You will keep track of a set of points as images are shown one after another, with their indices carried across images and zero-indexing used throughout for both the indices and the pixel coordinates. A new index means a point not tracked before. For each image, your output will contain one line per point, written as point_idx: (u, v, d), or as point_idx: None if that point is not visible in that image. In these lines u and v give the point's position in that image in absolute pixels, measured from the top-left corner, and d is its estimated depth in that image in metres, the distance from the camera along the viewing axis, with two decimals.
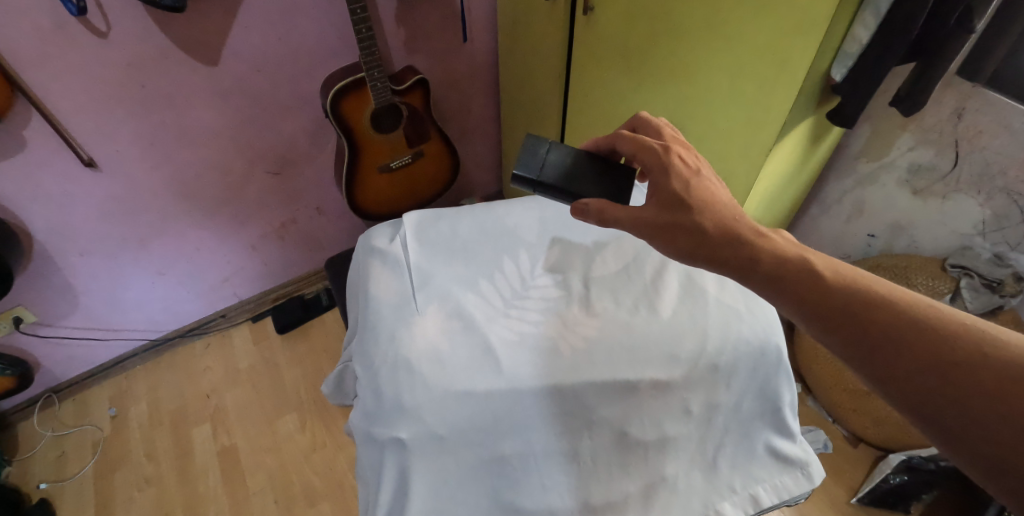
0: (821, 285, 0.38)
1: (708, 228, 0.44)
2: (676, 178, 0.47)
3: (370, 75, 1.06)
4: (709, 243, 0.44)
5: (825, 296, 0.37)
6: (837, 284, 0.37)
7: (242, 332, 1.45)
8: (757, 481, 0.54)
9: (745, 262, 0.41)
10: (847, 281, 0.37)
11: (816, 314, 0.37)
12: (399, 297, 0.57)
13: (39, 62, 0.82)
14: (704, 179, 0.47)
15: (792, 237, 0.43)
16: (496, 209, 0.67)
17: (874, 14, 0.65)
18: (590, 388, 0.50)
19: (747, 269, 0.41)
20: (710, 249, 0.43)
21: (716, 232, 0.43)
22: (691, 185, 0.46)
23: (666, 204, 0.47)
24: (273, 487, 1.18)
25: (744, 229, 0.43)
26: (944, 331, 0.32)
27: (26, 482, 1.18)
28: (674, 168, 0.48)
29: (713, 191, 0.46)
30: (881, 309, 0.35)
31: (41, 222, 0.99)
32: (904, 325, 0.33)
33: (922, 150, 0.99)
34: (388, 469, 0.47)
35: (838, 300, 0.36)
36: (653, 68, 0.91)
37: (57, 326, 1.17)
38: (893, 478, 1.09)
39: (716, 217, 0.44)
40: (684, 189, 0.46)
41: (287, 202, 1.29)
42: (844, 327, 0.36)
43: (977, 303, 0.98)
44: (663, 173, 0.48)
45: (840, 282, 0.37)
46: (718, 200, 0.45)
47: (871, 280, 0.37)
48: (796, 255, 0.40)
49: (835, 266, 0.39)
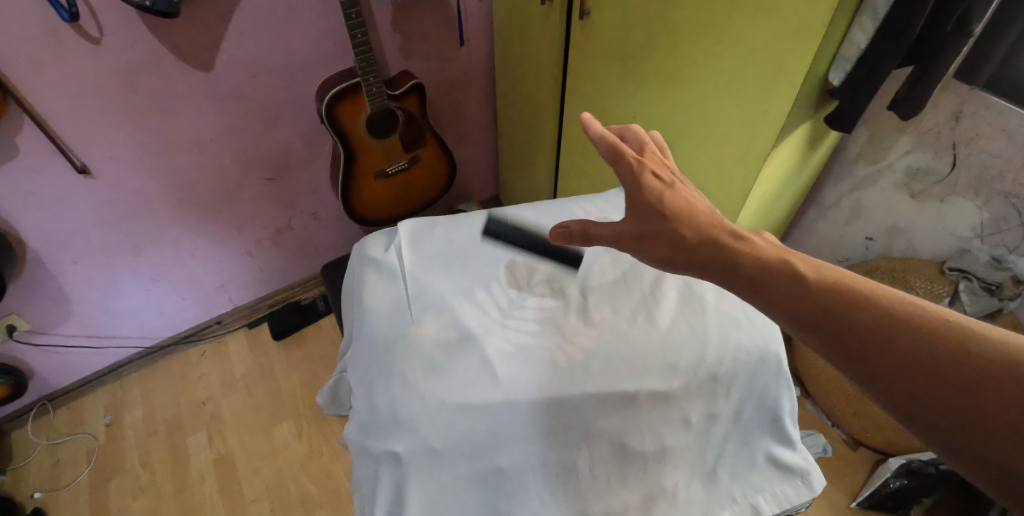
0: (805, 295, 0.36)
1: (690, 237, 0.43)
2: (649, 190, 0.46)
3: (366, 80, 1.05)
4: (691, 253, 0.43)
5: (811, 303, 0.36)
6: (822, 289, 0.36)
7: (238, 338, 1.44)
8: (757, 491, 0.53)
9: (724, 269, 0.40)
10: (831, 288, 0.36)
11: (802, 322, 0.36)
12: (392, 308, 0.56)
13: (32, 69, 0.81)
14: (680, 188, 0.46)
15: (775, 241, 0.41)
16: (492, 216, 0.66)
17: (871, 18, 0.65)
18: (587, 399, 0.49)
19: (729, 278, 0.40)
20: (694, 262, 0.42)
21: (698, 242, 0.42)
22: (667, 196, 0.46)
23: (644, 215, 0.46)
24: (270, 495, 1.17)
25: (725, 237, 0.42)
26: (934, 339, 0.31)
27: (20, 492, 1.17)
28: (646, 182, 0.46)
29: (691, 201, 0.45)
30: (871, 318, 0.34)
31: (35, 230, 0.98)
32: (895, 334, 0.32)
33: (920, 153, 0.99)
34: (385, 484, 0.47)
35: (823, 308, 0.35)
36: (651, 74, 0.90)
37: (52, 334, 1.16)
38: (893, 481, 1.08)
39: (699, 227, 0.43)
40: (660, 200, 0.45)
41: (283, 208, 1.28)
42: (830, 335, 0.35)
43: (976, 305, 0.98)
44: (636, 187, 0.47)
45: (824, 290, 0.36)
46: (699, 208, 0.45)
47: (856, 284, 0.36)
48: (776, 260, 0.39)
49: (819, 271, 0.37)
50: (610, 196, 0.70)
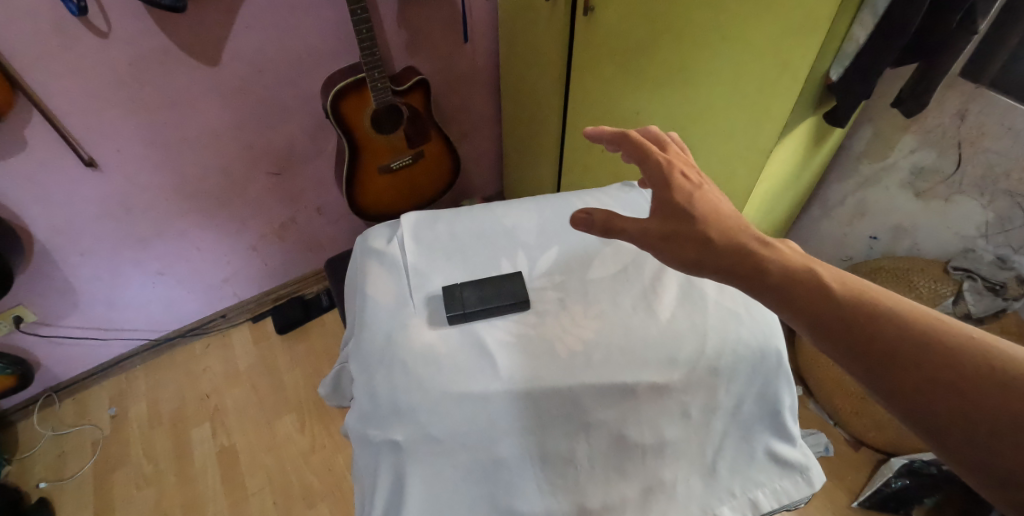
0: (828, 296, 0.36)
1: (713, 238, 0.43)
2: (677, 190, 0.46)
3: (370, 76, 1.05)
4: (714, 254, 0.42)
5: (833, 308, 0.36)
6: (845, 296, 0.36)
7: (243, 332, 1.45)
8: (756, 485, 0.53)
9: (744, 267, 0.40)
10: (854, 293, 0.36)
11: (822, 327, 0.36)
12: (395, 299, 0.56)
13: (41, 62, 0.82)
14: (707, 191, 0.47)
15: (799, 248, 0.42)
16: (494, 210, 0.66)
17: (871, 14, 0.64)
18: (587, 391, 0.50)
19: (753, 280, 0.40)
20: (715, 259, 0.42)
21: (720, 242, 0.42)
22: (695, 198, 0.46)
23: (668, 214, 0.46)
24: (272, 488, 1.18)
25: (748, 238, 0.42)
26: (953, 349, 0.31)
27: (25, 481, 1.18)
28: (675, 182, 0.47)
29: (717, 204, 0.45)
30: (891, 324, 0.34)
31: (42, 222, 0.99)
32: (914, 341, 0.33)
33: (924, 152, 0.99)
34: (384, 473, 0.47)
35: (845, 313, 0.35)
36: (655, 70, 0.90)
37: (58, 326, 1.17)
38: (895, 481, 1.08)
39: (722, 228, 0.43)
40: (687, 201, 0.45)
41: (287, 203, 1.29)
42: (846, 341, 0.35)
43: (980, 305, 0.97)
44: (666, 188, 0.47)
45: (847, 294, 0.36)
46: (724, 211, 0.45)
47: (881, 293, 0.36)
48: (801, 266, 0.39)
49: (841, 277, 0.38)
50: (612, 191, 0.70)
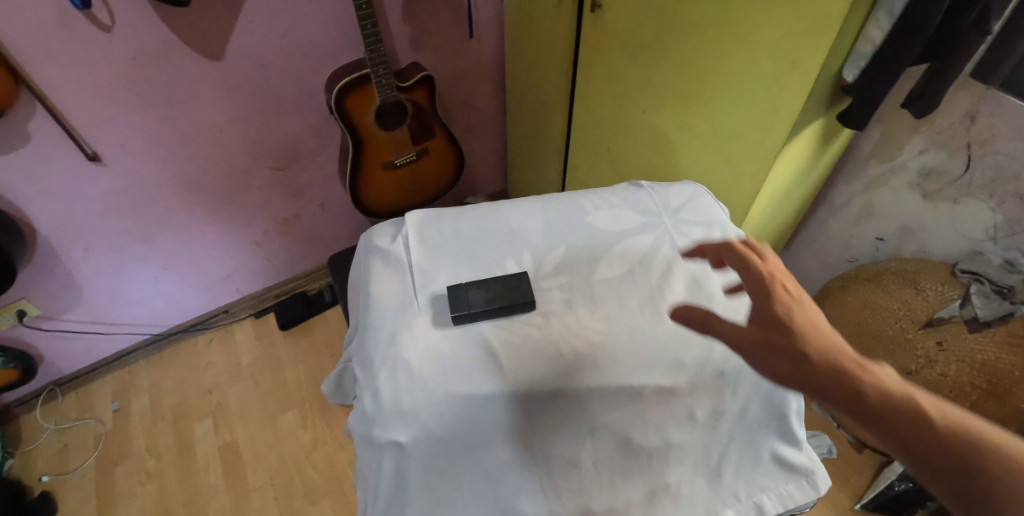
0: (960, 454, 0.31)
1: (820, 361, 0.37)
2: (776, 300, 0.41)
3: (375, 72, 1.04)
4: (817, 377, 0.37)
5: (952, 455, 0.31)
6: (968, 442, 0.32)
7: (245, 327, 1.45)
8: (762, 490, 0.51)
9: (848, 401, 0.35)
10: (995, 455, 0.31)
11: (937, 476, 0.32)
12: (399, 299, 0.56)
13: (44, 56, 0.82)
14: (808, 307, 0.41)
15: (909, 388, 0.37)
16: (499, 209, 0.66)
17: (887, 14, 0.63)
18: (594, 393, 0.50)
19: (866, 417, 0.35)
20: (820, 383, 0.36)
21: (824, 363, 0.37)
22: (798, 314, 0.40)
23: (766, 325, 0.40)
24: (274, 484, 1.18)
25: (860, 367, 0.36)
26: None
27: (28, 475, 1.18)
28: (777, 293, 0.42)
29: (817, 324, 0.40)
30: None
31: (45, 216, 0.99)
32: None
33: (933, 153, 0.98)
34: (386, 473, 0.46)
35: (967, 464, 0.31)
36: (663, 68, 0.89)
37: (61, 320, 1.17)
38: (898, 484, 1.06)
39: (826, 350, 0.38)
40: (788, 313, 0.40)
41: (290, 199, 1.29)
42: (968, 503, 0.31)
43: (987, 308, 0.95)
44: (766, 297, 0.42)
45: (984, 454, 0.31)
46: (827, 334, 0.39)
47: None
48: (905, 396, 0.34)
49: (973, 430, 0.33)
50: (620, 190, 0.69)
